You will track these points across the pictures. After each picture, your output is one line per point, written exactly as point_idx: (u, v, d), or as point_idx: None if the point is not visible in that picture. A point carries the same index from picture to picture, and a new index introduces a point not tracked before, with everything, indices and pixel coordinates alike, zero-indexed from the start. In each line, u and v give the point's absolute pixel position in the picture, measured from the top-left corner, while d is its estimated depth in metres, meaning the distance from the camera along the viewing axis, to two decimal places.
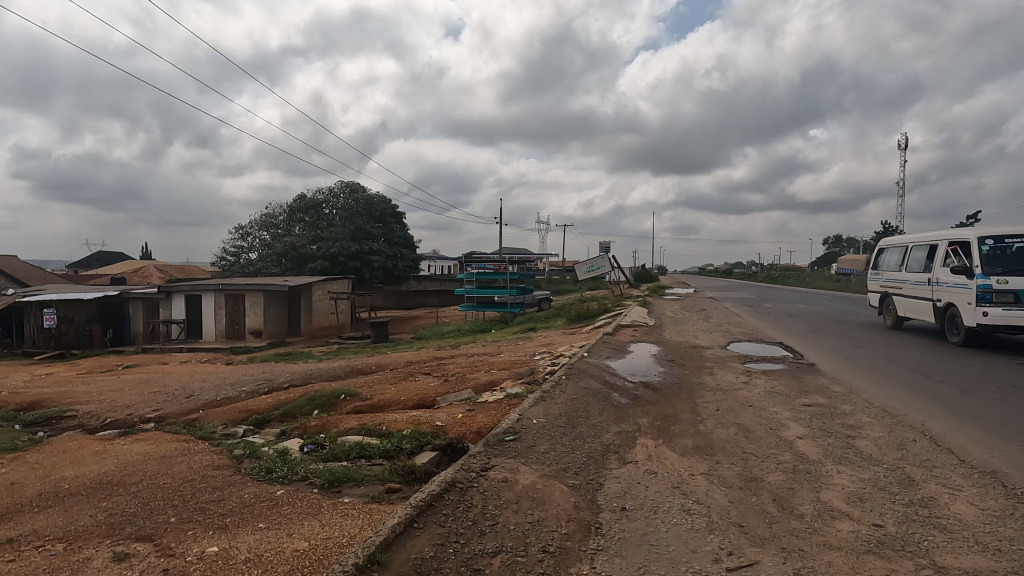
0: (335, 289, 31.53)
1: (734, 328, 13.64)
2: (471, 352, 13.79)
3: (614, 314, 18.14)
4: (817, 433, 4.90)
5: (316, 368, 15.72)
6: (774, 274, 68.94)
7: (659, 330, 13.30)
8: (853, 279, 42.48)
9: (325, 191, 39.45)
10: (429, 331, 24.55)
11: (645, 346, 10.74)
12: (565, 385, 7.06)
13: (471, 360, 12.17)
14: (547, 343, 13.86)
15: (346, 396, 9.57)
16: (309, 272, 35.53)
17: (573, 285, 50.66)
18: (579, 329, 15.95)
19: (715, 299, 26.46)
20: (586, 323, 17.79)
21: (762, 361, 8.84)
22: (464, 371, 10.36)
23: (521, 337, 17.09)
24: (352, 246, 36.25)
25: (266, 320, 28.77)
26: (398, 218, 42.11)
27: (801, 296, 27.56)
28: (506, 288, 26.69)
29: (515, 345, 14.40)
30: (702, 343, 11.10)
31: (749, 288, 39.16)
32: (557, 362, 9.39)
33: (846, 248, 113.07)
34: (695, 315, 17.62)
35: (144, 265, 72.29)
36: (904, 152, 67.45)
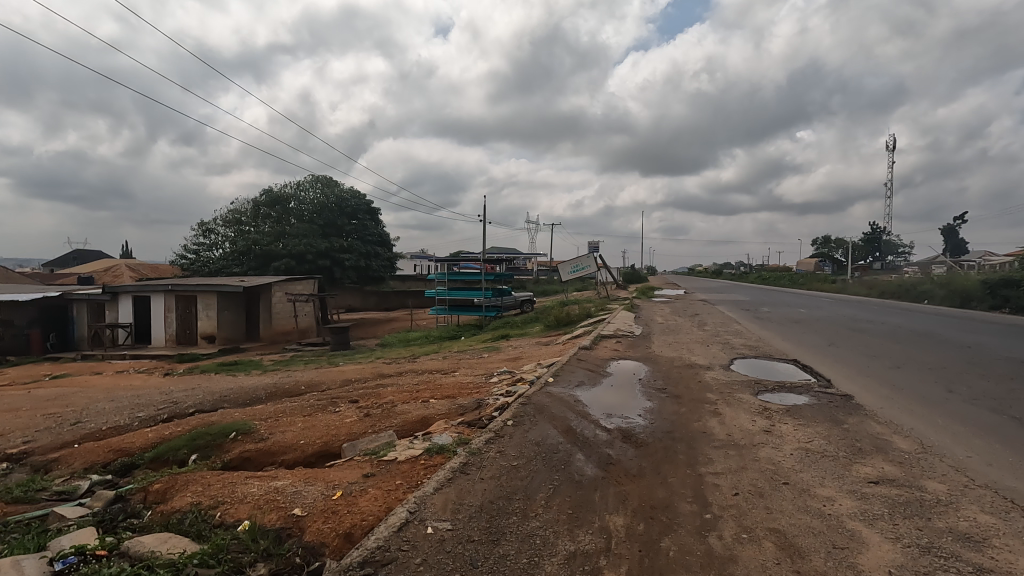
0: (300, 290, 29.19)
1: (733, 340, 11.57)
2: (423, 369, 11.59)
3: (597, 322, 15.99)
4: (924, 560, 2.76)
5: (247, 383, 13.41)
6: (765, 274, 67.59)
7: (646, 342, 11.20)
8: (848, 280, 41.06)
9: (293, 184, 37.14)
10: (395, 337, 22.31)
11: (629, 366, 8.61)
12: (509, 436, 4.87)
13: (417, 380, 9.97)
14: (514, 358, 11.68)
15: (237, 435, 7.30)
16: (273, 272, 33.14)
17: (560, 286, 48.61)
18: (554, 340, 13.79)
19: (707, 303, 24.53)
20: (563, 332, 15.67)
21: (779, 391, 6.75)
22: (400, 399, 8.14)
23: (487, 347, 14.94)
24: (320, 244, 33.97)
25: (220, 324, 26.34)
26: (371, 214, 39.89)
27: (799, 299, 25.72)
28: (481, 290, 24.50)
29: (478, 359, 12.21)
30: (699, 360, 9.00)
31: (743, 289, 37.41)
32: (514, 390, 7.21)
33: (836, 249, 112.15)
34: (687, 323, 15.56)
35: (117, 264, 69.37)
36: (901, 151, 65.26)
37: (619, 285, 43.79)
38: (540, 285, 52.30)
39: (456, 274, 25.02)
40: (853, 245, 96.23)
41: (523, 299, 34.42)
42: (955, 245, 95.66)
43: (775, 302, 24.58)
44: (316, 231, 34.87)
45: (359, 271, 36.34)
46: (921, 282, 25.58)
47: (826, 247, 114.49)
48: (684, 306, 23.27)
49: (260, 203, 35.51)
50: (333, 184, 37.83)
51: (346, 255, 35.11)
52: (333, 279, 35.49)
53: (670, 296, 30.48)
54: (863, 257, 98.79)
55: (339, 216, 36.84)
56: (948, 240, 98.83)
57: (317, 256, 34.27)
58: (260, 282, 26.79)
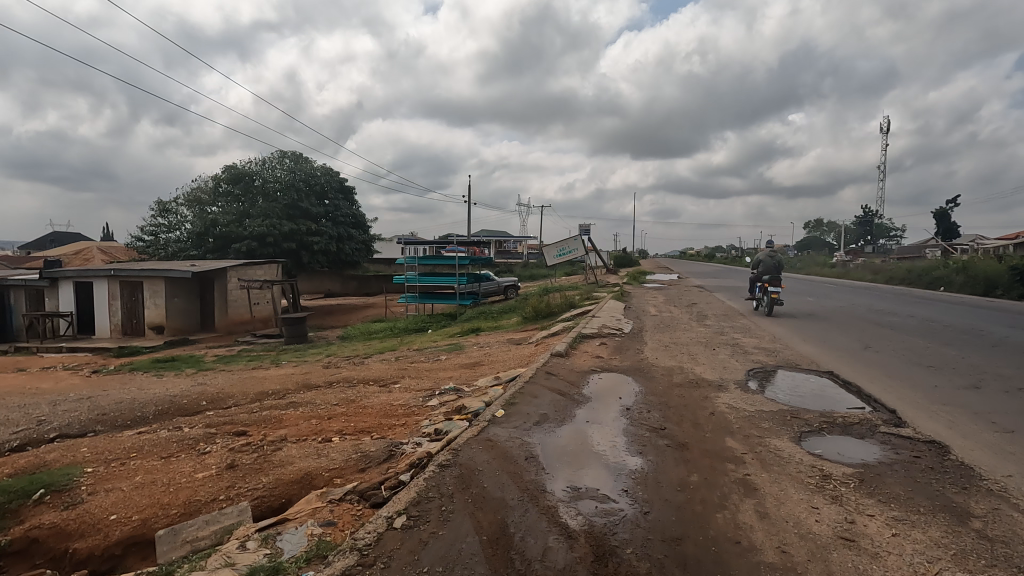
0: (261, 276, 26.81)
1: (741, 340, 9.45)
2: (361, 377, 9.33)
3: (580, 314, 13.79)
4: None
5: (156, 389, 11.05)
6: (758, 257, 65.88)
7: (636, 344, 9.02)
8: (848, 264, 39.14)
9: (258, 161, 34.41)
10: (358, 328, 20.09)
11: (614, 383, 6.41)
12: (386, 564, 2.66)
13: (344, 395, 7.75)
14: (475, 362, 9.47)
15: (46, 492, 5.02)
16: (232, 256, 30.96)
17: (548, 271, 46.50)
18: (528, 337, 11.57)
19: (704, 290, 22.46)
20: (539, 326, 13.45)
21: (830, 435, 4.63)
22: (298, 433, 5.90)
23: (449, 345, 12.71)
24: (286, 225, 31.56)
25: (170, 313, 23.94)
26: (344, 193, 37.33)
27: (804, 285, 23.73)
28: (456, 275, 22.26)
29: (433, 364, 9.97)
30: (705, 373, 6.83)
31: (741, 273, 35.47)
32: (446, 429, 4.97)
33: (828, 232, 110.68)
34: (683, 316, 13.45)
35: (91, 247, 66.34)
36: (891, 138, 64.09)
37: (608, 269, 41.67)
38: (526, 270, 50.10)
39: (428, 257, 22.70)
40: (845, 228, 94.70)
41: (505, 285, 32.22)
42: (947, 228, 94.73)
43: (777, 288, 22.63)
44: (281, 211, 32.41)
45: (330, 254, 33.96)
46: (931, 267, 23.64)
47: (819, 230, 113.02)
48: (678, 293, 21.18)
49: (221, 180, 32.79)
50: (302, 161, 35.15)
51: (315, 237, 32.68)
52: (302, 264, 33.10)
53: (662, 282, 28.37)
54: (855, 241, 97.30)
55: (308, 195, 34.30)
56: (941, 223, 97.65)
57: (282, 238, 31.90)
58: (213, 267, 24.34)
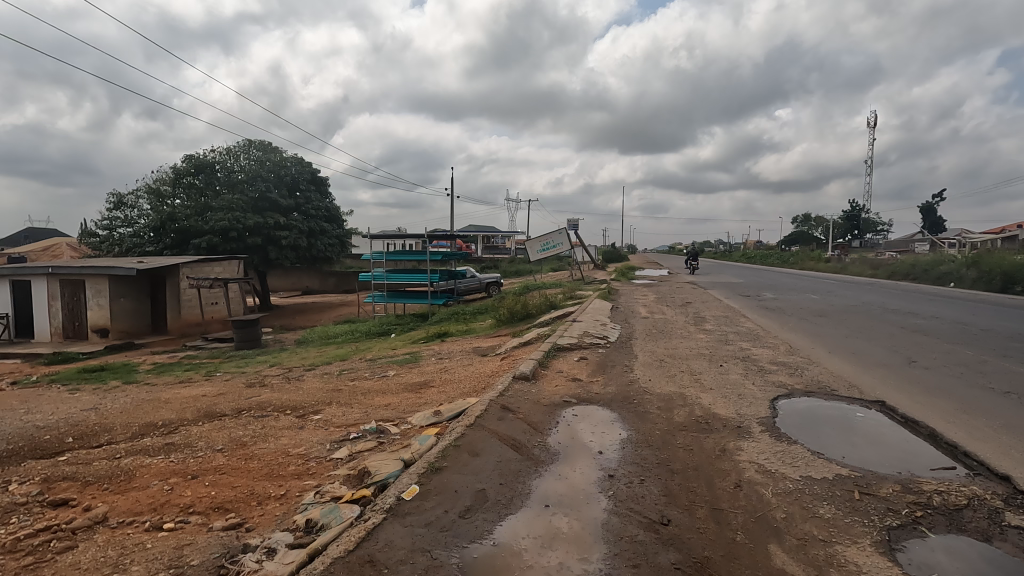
0: (219, 273, 24.75)
1: (751, 352, 7.71)
2: (280, 402, 7.41)
3: (560, 318, 11.99)
4: None
5: (42, 413, 9.03)
6: (748, 253, 64.79)
7: (624, 360, 7.24)
8: (842, 259, 37.80)
9: (222, 150, 32.15)
10: (318, 331, 18.13)
11: (592, 425, 4.60)
12: None
13: (239, 434, 5.84)
14: (424, 382, 7.61)
15: None
16: (192, 251, 28.75)
17: (533, 267, 44.79)
18: (496, 347, 9.74)
19: (697, 287, 20.90)
20: (512, 332, 11.64)
21: (930, 529, 2.90)
22: (130, 508, 4.02)
23: (406, 356, 10.83)
24: (250, 219, 29.41)
25: (115, 314, 21.82)
26: (316, 185, 35.20)
27: (801, 281, 22.28)
28: (428, 273, 20.13)
29: (374, 383, 8.08)
30: (717, 408, 5.07)
31: (736, 271, 32.40)
32: (323, 521, 3.14)
33: (815, 226, 110.22)
34: (677, 319, 11.73)
35: (60, 243, 63.49)
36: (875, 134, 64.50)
37: (595, 265, 40.02)
38: (510, 265, 48.32)
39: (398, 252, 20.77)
40: (832, 223, 94.02)
41: (486, 282, 30.40)
42: (933, 222, 94.64)
43: (774, 285, 21.10)
44: (247, 204, 30.24)
45: (299, 250, 31.86)
46: (936, 263, 22.22)
47: (807, 225, 112.45)
48: (669, 291, 19.51)
49: (181, 170, 30.42)
50: (271, 150, 32.95)
51: (283, 231, 30.56)
52: (268, 260, 30.98)
53: (651, 278, 26.75)
54: (842, 235, 96.82)
55: (276, 187, 32.17)
56: (926, 216, 97.49)
57: (247, 233, 29.75)
58: (163, 264, 22.24)
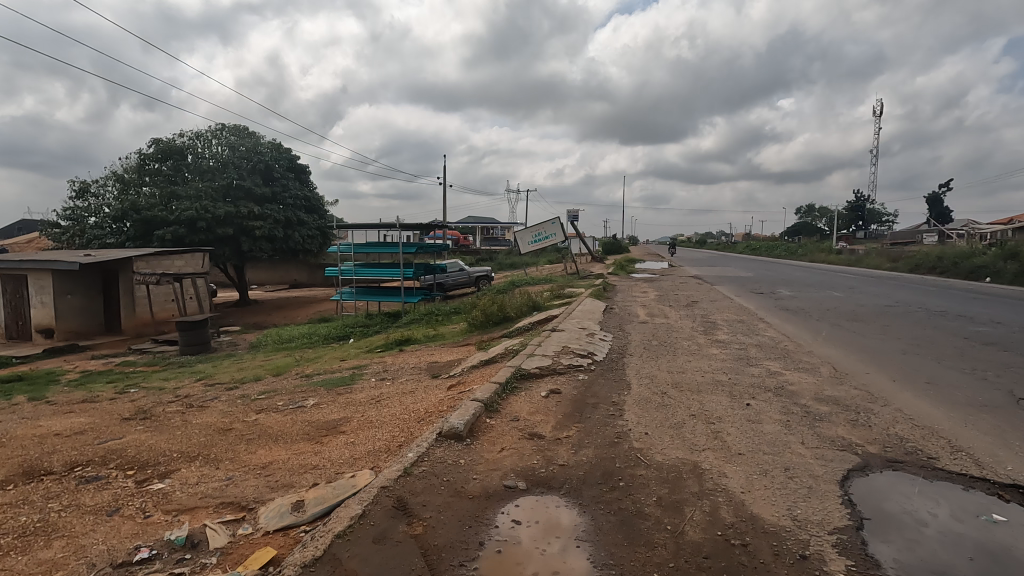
0: (181, 267, 22.69)
1: (786, 382, 5.66)
2: (137, 450, 5.37)
3: (540, 325, 9.91)
4: None
5: None
6: (750, 245, 62.65)
7: (611, 396, 5.22)
8: (852, 251, 35.76)
9: (192, 134, 29.99)
10: (275, 334, 16.05)
11: (541, 557, 2.57)
12: None
13: (14, 524, 3.78)
14: (339, 421, 5.57)
15: None
16: (156, 243, 26.64)
17: (528, 260, 42.80)
18: (454, 365, 7.69)
19: (703, 282, 18.92)
20: (482, 342, 9.61)
21: None
22: None
23: (348, 373, 8.78)
24: (220, 207, 27.30)
25: (61, 312, 19.77)
26: (295, 173, 33.05)
27: (817, 276, 20.29)
28: (402, 268, 17.83)
29: (278, 421, 6.04)
30: (757, 505, 3.04)
31: (755, 266, 27.15)
32: None
33: (819, 217, 108.11)
34: (682, 326, 9.65)
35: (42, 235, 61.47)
36: (880, 119, 62.89)
37: (593, 257, 38.01)
38: (504, 258, 46.28)
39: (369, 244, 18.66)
40: (837, 213, 91.88)
41: (476, 276, 28.40)
42: (939, 213, 92.75)
43: (787, 280, 19.12)
44: (217, 191, 28.11)
45: (275, 242, 29.75)
46: (966, 256, 20.24)
47: (810, 216, 110.18)
48: (672, 287, 17.48)
49: (147, 155, 28.26)
50: (246, 135, 30.82)
51: (256, 221, 28.44)
52: (242, 253, 28.87)
53: (653, 272, 24.70)
54: (847, 226, 94.72)
55: (250, 174, 30.03)
56: (933, 207, 95.35)
57: (217, 223, 27.65)
58: (114, 257, 20.19)
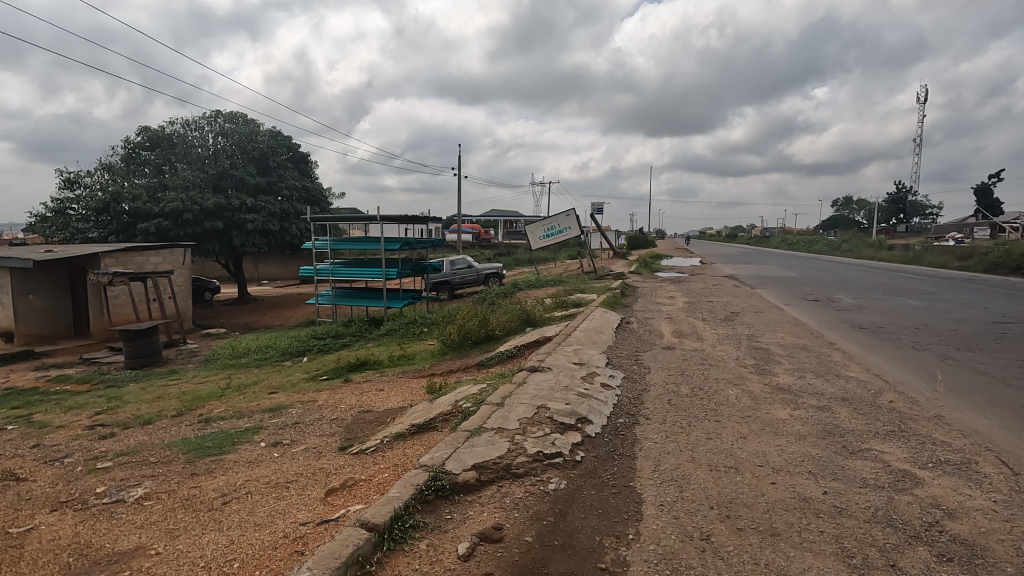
0: (158, 264, 20.75)
1: (940, 513, 2.99)
2: None
3: (526, 354, 7.31)
4: None
5: None
6: (784, 240, 58.65)
7: (602, 552, 2.65)
8: (901, 247, 32.18)
9: (184, 121, 28.10)
10: (230, 344, 13.72)
11: None
12: None
13: None
14: (109, 570, 3.07)
15: None
16: (139, 237, 24.69)
17: (545, 257, 40.11)
18: (382, 426, 5.14)
19: (740, 285, 16.11)
20: (446, 378, 7.04)
21: None
22: None
23: (255, 421, 6.34)
24: (209, 199, 25.32)
25: (21, 314, 18.00)
26: (293, 162, 30.96)
27: (876, 278, 17.25)
28: (383, 267, 15.29)
29: (45, 544, 3.57)
30: None
31: (797, 265, 24.10)
32: None
33: (857, 211, 102.38)
34: (722, 356, 6.93)
35: None
36: (925, 101, 58.37)
37: (615, 253, 35.07)
38: (520, 253, 43.60)
39: (346, 240, 15.97)
40: (878, 206, 86.49)
41: (484, 273, 25.85)
42: (988, 204, 86.76)
43: (842, 283, 16.13)
44: (207, 181, 26.13)
45: (269, 236, 27.71)
46: None
47: (847, 209, 104.57)
48: (703, 291, 14.66)
49: (134, 144, 26.37)
50: (241, 122, 28.85)
51: (248, 214, 26.42)
52: (233, 247, 26.89)
53: (680, 271, 21.84)
54: (888, 219, 89.16)
55: (244, 164, 28.02)
56: (982, 198, 89.15)
57: (205, 215, 25.67)
58: (79, 253, 18.30)
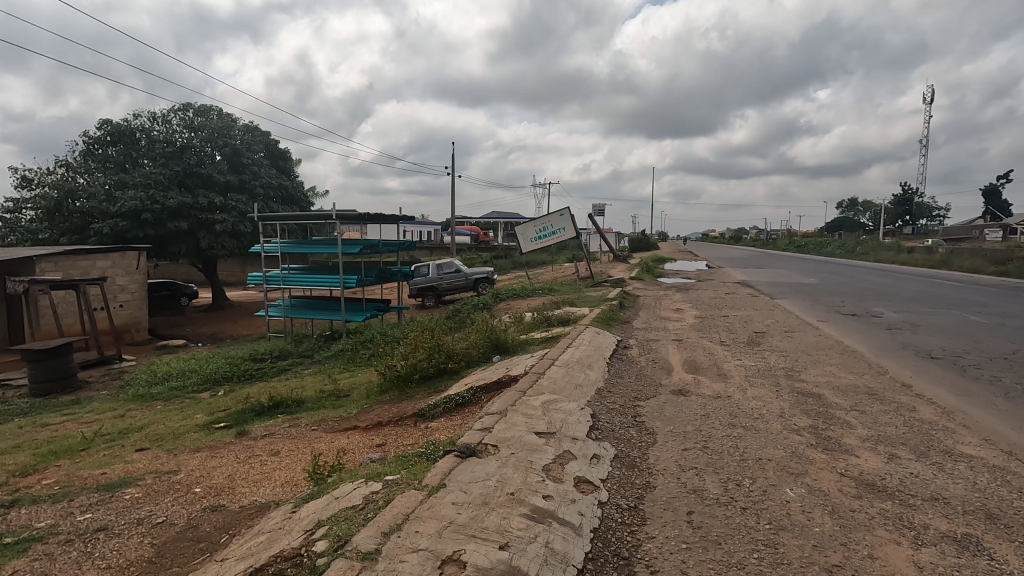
0: (105, 269, 18.71)
1: None
2: None
3: (480, 406, 5.21)
4: None
5: None
6: (788, 243, 56.73)
7: None
8: (919, 250, 30.17)
9: (150, 115, 26.12)
10: (155, 366, 11.58)
11: None
12: None
13: None
14: None
15: None
16: (94, 240, 22.64)
17: (541, 261, 38.14)
18: (201, 560, 3.03)
19: (757, 293, 14.02)
20: (363, 443, 4.95)
21: None
22: None
23: (60, 514, 4.21)
24: (172, 198, 23.30)
25: None
26: (271, 159, 28.95)
27: (911, 285, 15.12)
28: (342, 274, 13.06)
29: None
30: None
31: (814, 271, 21.93)
32: None
33: (863, 212, 99.97)
34: (759, 410, 4.78)
35: None
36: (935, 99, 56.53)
37: (615, 256, 32.89)
38: (515, 255, 41.45)
39: (299, 243, 13.66)
40: (886, 207, 84.17)
41: (472, 278, 23.70)
42: (997, 205, 84.75)
43: (874, 292, 13.99)
44: (172, 179, 24.13)
45: (241, 238, 25.70)
46: None
47: (851, 211, 102.69)
48: (716, 302, 12.56)
49: (93, 138, 24.33)
50: (213, 115, 26.87)
51: (217, 214, 24.39)
52: (201, 250, 24.87)
53: (687, 276, 19.76)
54: (894, 221, 87.18)
55: (214, 160, 26.02)
56: (991, 199, 87.15)
57: (169, 215, 23.65)
58: (11, 257, 16.23)
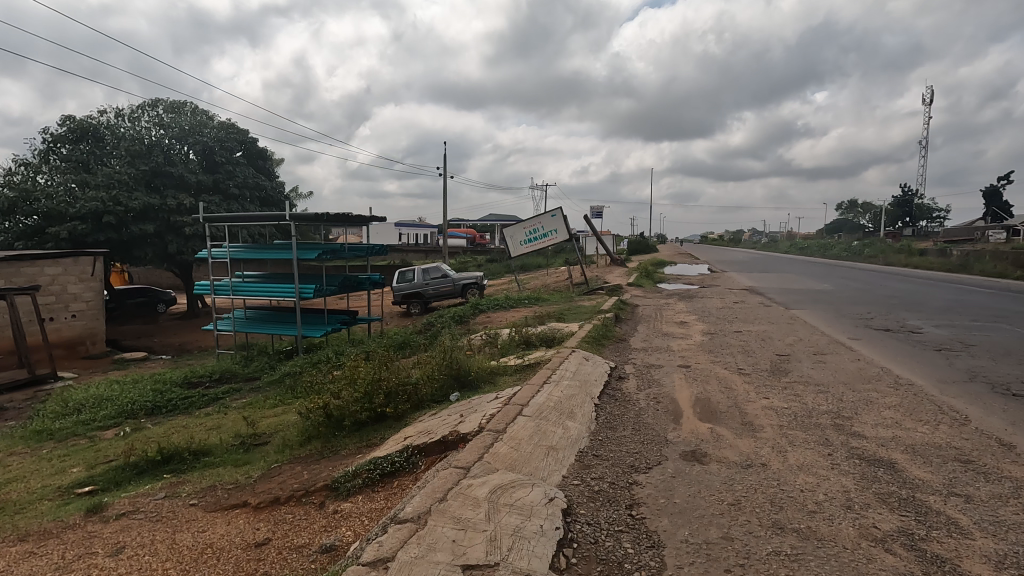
0: (55, 276, 17.06)
1: None
2: None
3: (410, 486, 3.65)
4: None
5: None
6: (790, 244, 55.38)
7: None
8: (931, 252, 28.71)
9: (118, 111, 24.54)
10: (79, 389, 9.98)
11: None
12: None
13: None
14: None
15: None
16: (52, 244, 21.10)
17: (536, 265, 36.62)
18: None
19: (771, 302, 12.46)
20: (232, 544, 3.40)
21: None
22: None
23: None
24: (137, 199, 21.74)
25: None
26: (248, 158, 27.37)
27: (940, 293, 13.56)
28: (299, 283, 11.46)
29: None
30: None
31: (826, 275, 20.34)
32: None
33: (864, 213, 98.75)
34: (815, 497, 3.22)
35: None
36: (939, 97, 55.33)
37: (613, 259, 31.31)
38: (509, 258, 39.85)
39: (252, 247, 12.06)
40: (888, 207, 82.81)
41: (461, 284, 21.82)
42: (1000, 206, 83.58)
43: (903, 301, 12.41)
44: (138, 179, 22.57)
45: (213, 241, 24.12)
46: None
47: (852, 212, 101.58)
48: (726, 313, 11.01)
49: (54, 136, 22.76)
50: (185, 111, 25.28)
51: (186, 217, 22.82)
52: (170, 254, 23.33)
53: (691, 282, 18.21)
54: (896, 222, 85.92)
55: (186, 159, 24.44)
56: (994, 200, 85.95)
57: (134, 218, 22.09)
58: None
